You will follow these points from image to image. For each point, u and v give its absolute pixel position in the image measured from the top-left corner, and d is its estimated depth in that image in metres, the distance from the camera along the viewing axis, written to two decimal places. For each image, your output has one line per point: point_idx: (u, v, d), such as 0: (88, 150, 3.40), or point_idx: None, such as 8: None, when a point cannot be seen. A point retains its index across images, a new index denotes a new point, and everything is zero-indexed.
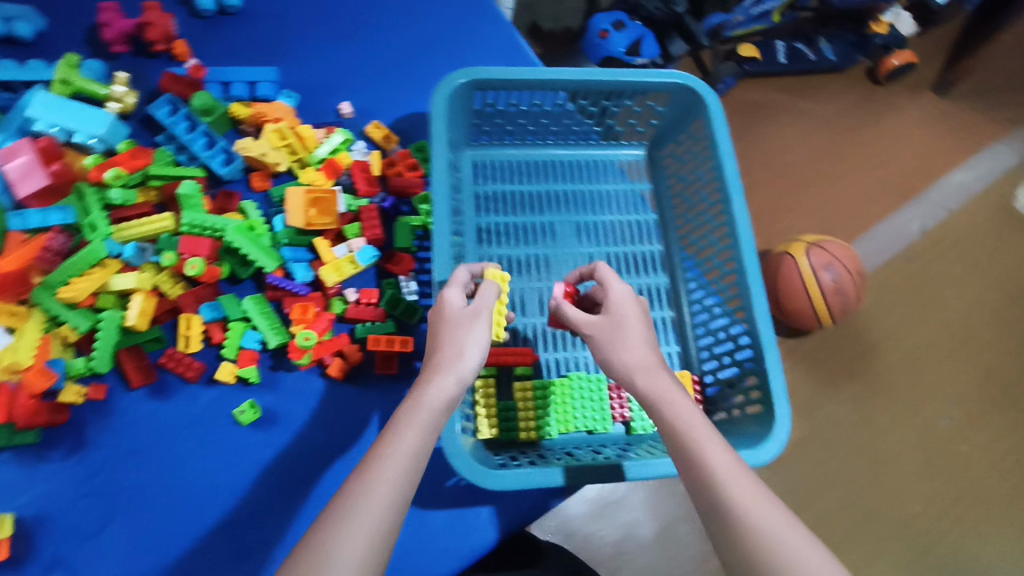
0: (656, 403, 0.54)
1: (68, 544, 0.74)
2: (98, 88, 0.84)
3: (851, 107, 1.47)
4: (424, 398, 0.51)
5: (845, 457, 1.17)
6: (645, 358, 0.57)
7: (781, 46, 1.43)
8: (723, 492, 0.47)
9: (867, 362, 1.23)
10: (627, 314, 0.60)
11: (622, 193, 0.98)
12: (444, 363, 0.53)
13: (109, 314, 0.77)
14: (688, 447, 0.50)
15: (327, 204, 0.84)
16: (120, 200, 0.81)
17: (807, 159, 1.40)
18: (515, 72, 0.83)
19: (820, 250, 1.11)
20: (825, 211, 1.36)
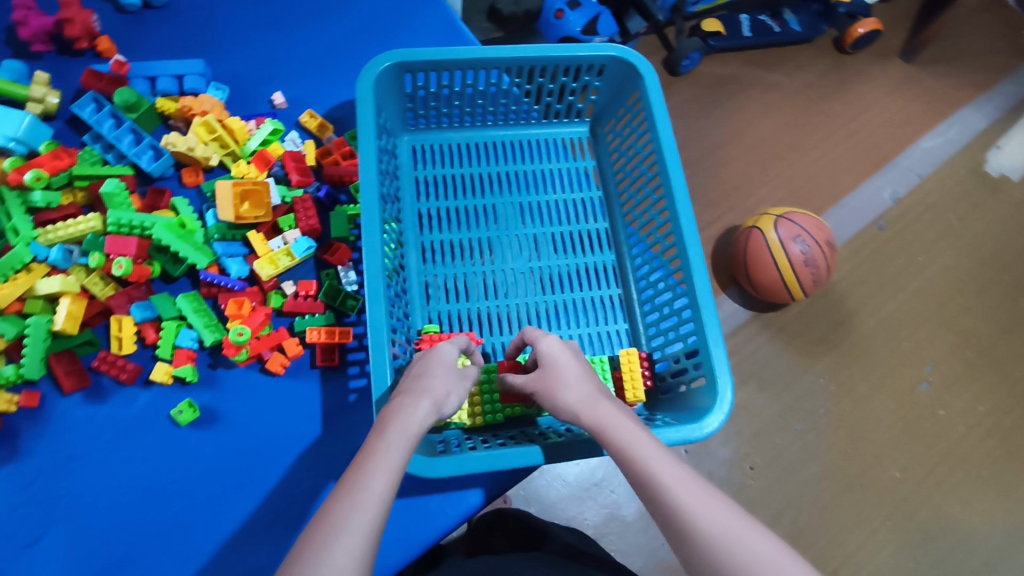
0: (603, 431, 0.52)
1: (6, 553, 0.71)
2: (19, 89, 0.84)
3: (817, 78, 1.46)
4: (407, 415, 0.49)
5: (823, 428, 1.15)
6: (587, 394, 0.55)
7: (745, 20, 1.43)
8: (676, 501, 0.45)
9: (840, 333, 1.22)
10: (560, 359, 0.60)
11: (565, 171, 0.97)
12: (427, 391, 0.52)
13: (36, 320, 0.75)
14: (635, 463, 0.49)
15: (259, 196, 0.82)
16: (42, 202, 0.79)
17: (773, 131, 1.39)
18: (443, 52, 0.81)
19: (788, 223, 1.09)
20: (794, 182, 1.34)
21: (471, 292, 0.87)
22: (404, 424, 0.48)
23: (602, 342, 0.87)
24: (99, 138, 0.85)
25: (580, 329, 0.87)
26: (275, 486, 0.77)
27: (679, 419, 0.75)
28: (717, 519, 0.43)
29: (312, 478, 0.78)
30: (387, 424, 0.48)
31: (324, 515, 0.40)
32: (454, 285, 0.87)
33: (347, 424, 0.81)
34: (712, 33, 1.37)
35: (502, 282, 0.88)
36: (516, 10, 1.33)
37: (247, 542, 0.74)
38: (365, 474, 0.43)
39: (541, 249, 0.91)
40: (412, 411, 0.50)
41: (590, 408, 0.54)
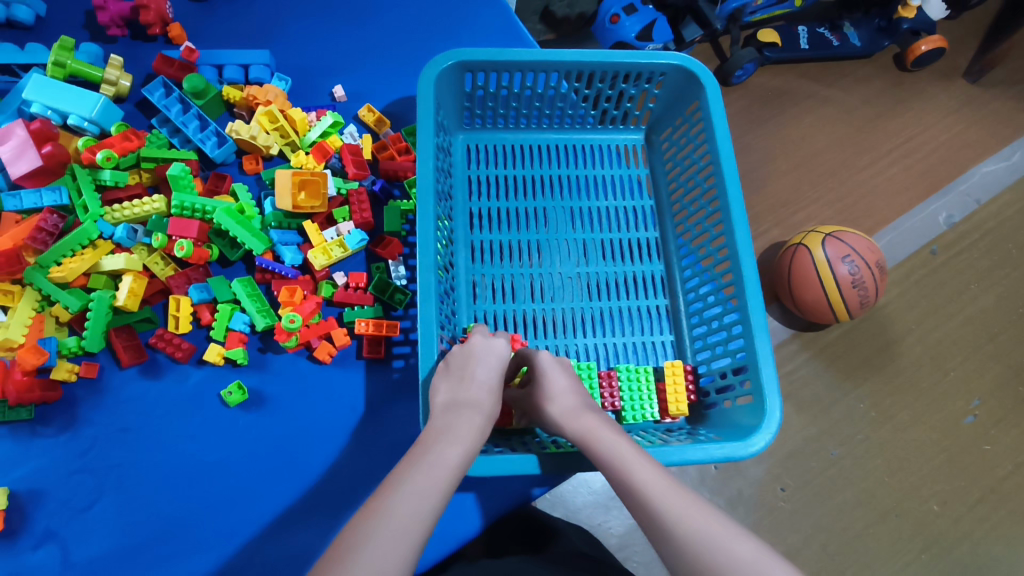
0: (584, 442, 0.57)
1: (60, 517, 0.74)
2: (93, 71, 0.87)
3: (874, 95, 1.42)
4: (461, 424, 0.54)
5: (862, 455, 1.12)
6: (571, 407, 0.61)
7: (803, 32, 1.40)
8: (652, 505, 0.48)
9: (885, 358, 1.18)
10: (550, 373, 0.65)
11: (618, 178, 0.96)
12: (479, 406, 0.56)
13: (99, 295, 0.78)
14: (617, 472, 0.53)
15: (316, 186, 0.84)
16: (112, 181, 0.82)
17: (826, 147, 1.36)
18: (504, 53, 0.82)
19: (837, 241, 1.07)
20: (845, 201, 1.31)
21: (517, 294, 0.87)
22: (459, 435, 0.52)
23: (644, 351, 0.86)
24: (166, 122, 0.89)
25: (624, 338, 0.86)
26: (315, 470, 0.79)
27: (722, 437, 0.74)
28: (690, 521, 0.46)
29: (351, 464, 0.79)
30: (441, 433, 0.52)
31: (375, 514, 0.42)
32: (501, 286, 0.87)
33: (388, 415, 0.82)
34: (767, 44, 1.35)
35: (548, 286, 0.88)
36: (569, 13, 1.33)
37: (286, 522, 0.76)
38: (419, 476, 0.46)
39: (589, 255, 0.90)
40: (468, 424, 0.54)
41: (572, 420, 0.60)
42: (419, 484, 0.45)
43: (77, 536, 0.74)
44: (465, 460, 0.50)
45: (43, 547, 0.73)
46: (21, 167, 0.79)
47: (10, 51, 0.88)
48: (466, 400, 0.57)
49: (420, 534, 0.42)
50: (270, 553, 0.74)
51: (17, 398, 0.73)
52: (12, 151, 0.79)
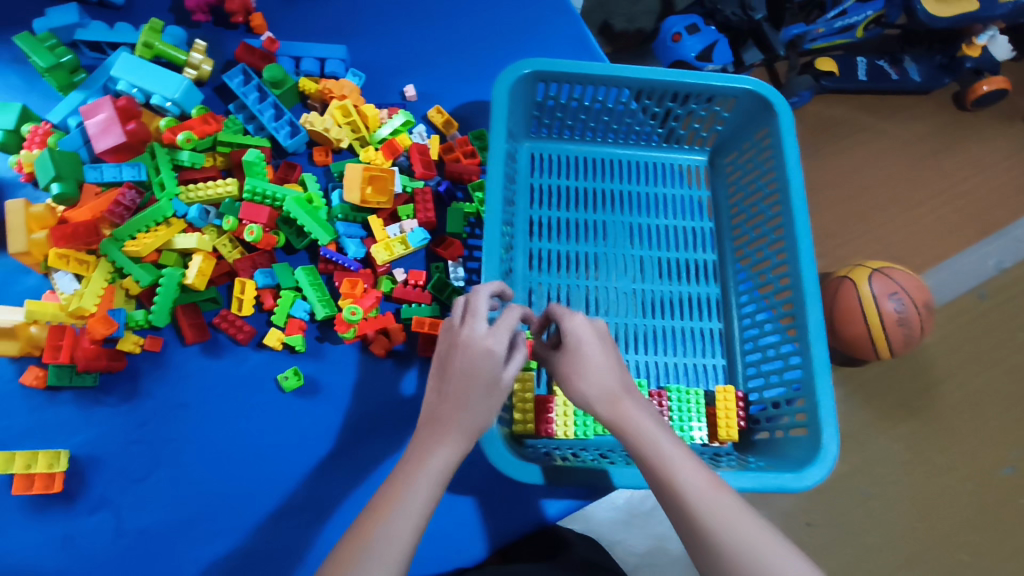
0: (621, 430, 0.53)
1: (116, 485, 0.77)
2: (177, 54, 0.90)
3: (930, 132, 1.39)
4: (436, 451, 0.50)
5: (894, 497, 1.10)
6: (606, 387, 0.55)
7: (862, 63, 1.39)
8: (698, 514, 0.47)
9: (927, 400, 1.16)
10: (583, 341, 0.58)
11: (679, 198, 0.95)
12: (457, 428, 0.51)
13: (170, 271, 0.80)
14: (658, 470, 0.50)
15: (383, 182, 0.85)
16: (189, 162, 0.85)
17: (879, 181, 1.34)
18: (579, 66, 0.82)
19: (884, 278, 1.05)
20: (895, 238, 1.29)
21: (571, 304, 0.87)
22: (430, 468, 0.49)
23: (696, 374, 0.86)
24: (242, 108, 0.91)
25: (676, 358, 0.86)
26: (360, 462, 0.80)
27: (772, 467, 0.74)
28: (738, 536, 0.45)
29: (395, 459, 0.80)
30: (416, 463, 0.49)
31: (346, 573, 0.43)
32: (557, 296, 0.88)
33: None
34: (824, 74, 1.34)
35: (603, 300, 0.88)
36: (628, 27, 1.36)
37: (330, 510, 0.78)
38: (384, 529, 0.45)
39: (646, 272, 0.90)
40: (442, 452, 0.50)
41: (606, 402, 0.55)
42: (383, 540, 0.44)
43: (130, 505, 0.77)
44: (438, 485, 0.48)
45: (99, 512, 0.76)
46: (106, 142, 0.80)
47: (100, 28, 0.91)
48: (445, 418, 0.51)
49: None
50: (312, 539, 0.77)
51: (86, 365, 0.76)
52: (99, 125, 0.81)
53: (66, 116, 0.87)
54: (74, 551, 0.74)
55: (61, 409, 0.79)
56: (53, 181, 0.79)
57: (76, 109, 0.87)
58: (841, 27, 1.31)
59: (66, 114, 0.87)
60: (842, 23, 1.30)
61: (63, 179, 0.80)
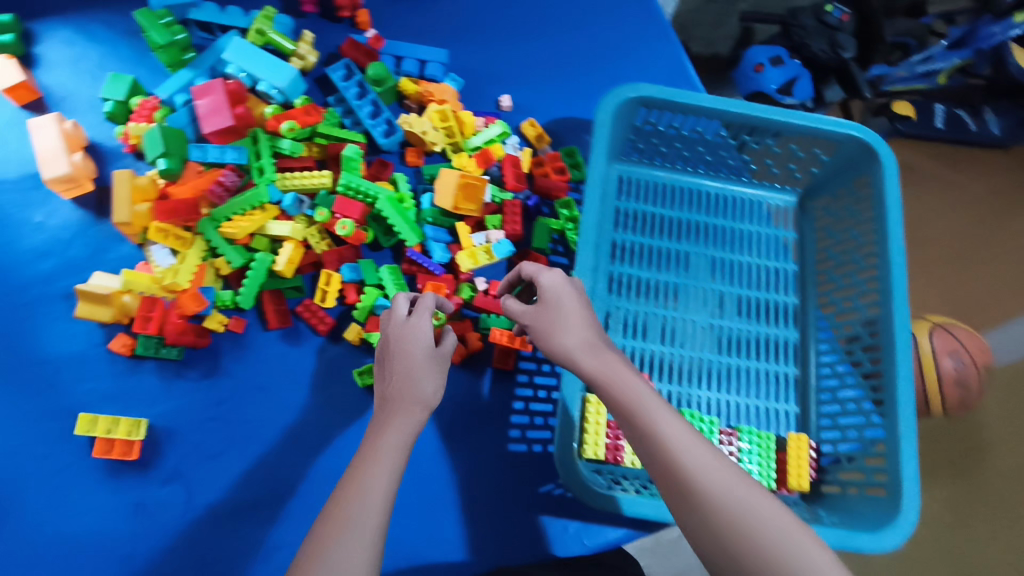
0: (602, 383, 0.53)
1: (189, 459, 0.79)
2: (286, 44, 0.91)
3: (1006, 188, 1.42)
4: (395, 423, 0.54)
5: (936, 558, 1.08)
6: (587, 340, 0.55)
7: (940, 110, 1.40)
8: (679, 462, 0.48)
9: (978, 463, 1.15)
10: (562, 297, 0.58)
11: (765, 237, 0.94)
12: (414, 397, 0.56)
13: (262, 256, 0.82)
14: (639, 421, 0.51)
15: (475, 190, 0.85)
16: (289, 150, 0.86)
17: (944, 232, 1.36)
18: (685, 95, 0.82)
19: (944, 334, 1.02)
20: (953, 294, 1.30)
21: (647, 332, 0.87)
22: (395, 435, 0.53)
23: (768, 418, 0.85)
24: (341, 102, 0.92)
25: (749, 399, 0.86)
26: (422, 467, 0.80)
27: (844, 525, 0.72)
28: (717, 481, 0.47)
29: (458, 467, 0.81)
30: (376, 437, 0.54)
31: (329, 543, 0.46)
32: (634, 322, 0.87)
33: (500, 427, 0.84)
34: (901, 117, 1.37)
35: (679, 331, 0.88)
36: (704, 50, 1.43)
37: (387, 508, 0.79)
38: (355, 498, 0.48)
39: (725, 308, 0.89)
40: (402, 418, 0.55)
41: (586, 355, 0.55)
42: (354, 510, 0.47)
43: (201, 481, 0.79)
44: (403, 450, 0.53)
45: (170, 484, 0.78)
46: (214, 124, 0.82)
47: (213, 11, 0.93)
48: (402, 393, 0.57)
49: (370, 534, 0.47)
50: None
51: (173, 339, 0.78)
52: (209, 106, 0.83)
53: (174, 93, 0.89)
54: (144, 519, 0.76)
55: (143, 378, 0.81)
56: (160, 156, 0.81)
57: (184, 87, 0.89)
58: (925, 73, 1.36)
59: (173, 91, 0.89)
60: (925, 68, 1.35)
61: (171, 156, 0.82)
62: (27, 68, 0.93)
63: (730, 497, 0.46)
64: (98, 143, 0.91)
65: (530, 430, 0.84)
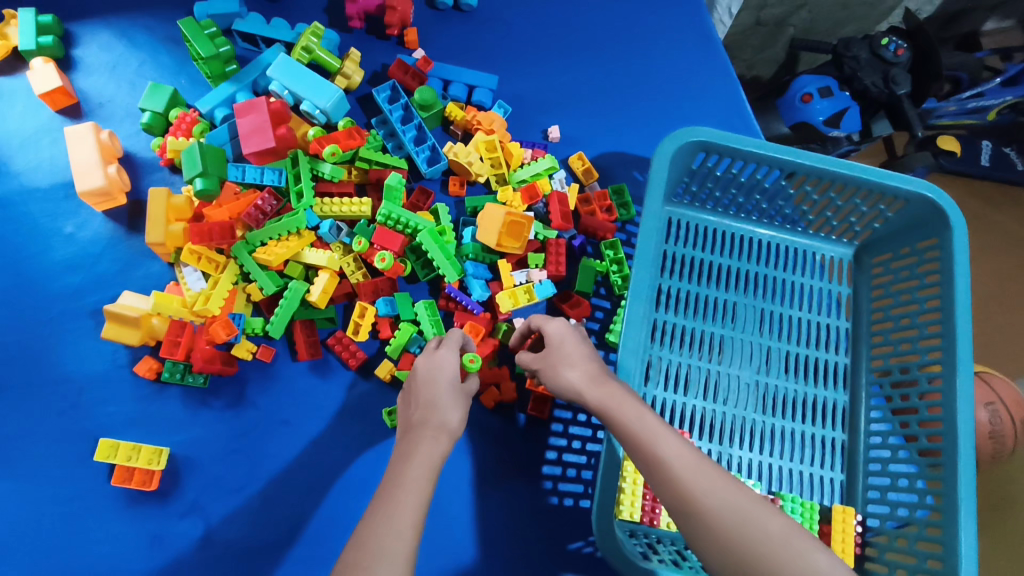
0: (606, 411, 0.57)
1: (209, 493, 0.76)
2: (332, 61, 0.89)
3: None
4: (422, 450, 0.52)
5: None
6: (591, 372, 0.60)
7: (987, 147, 1.38)
8: (681, 479, 0.51)
9: (1001, 516, 1.16)
10: (564, 338, 0.64)
11: (817, 291, 0.90)
12: (441, 425, 0.55)
13: (296, 285, 0.79)
14: (641, 444, 0.54)
15: (519, 229, 0.82)
16: (329, 174, 0.83)
17: (984, 276, 1.37)
18: (747, 142, 0.78)
19: (984, 386, 1.07)
20: (983, 342, 1.32)
21: (687, 386, 0.83)
22: (423, 461, 0.51)
23: (812, 485, 0.82)
24: (384, 124, 0.89)
25: (794, 463, 0.82)
26: (451, 515, 0.77)
27: None
28: (718, 496, 0.50)
29: (488, 517, 0.78)
30: (402, 464, 0.52)
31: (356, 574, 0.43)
32: (675, 374, 0.83)
33: (532, 477, 0.80)
34: (946, 152, 1.30)
35: (723, 386, 0.84)
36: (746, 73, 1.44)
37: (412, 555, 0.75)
38: (382, 527, 0.46)
39: (771, 364, 0.86)
40: (428, 444, 0.53)
41: (591, 387, 0.59)
42: (380, 538, 0.45)
43: (219, 517, 0.75)
44: (431, 476, 0.51)
45: (189, 517, 0.74)
46: (254, 144, 0.80)
47: (258, 23, 0.90)
48: (429, 421, 0.55)
49: (398, 565, 0.44)
50: None
51: (201, 367, 0.75)
52: (251, 125, 0.80)
53: (215, 107, 0.87)
54: (161, 554, 0.73)
55: (167, 404, 0.78)
56: (197, 176, 0.78)
57: (225, 102, 0.87)
58: (974, 108, 1.33)
59: (214, 105, 0.86)
60: (975, 104, 1.31)
61: (208, 176, 0.79)
62: (66, 72, 0.91)
63: (730, 511, 0.49)
64: (133, 154, 0.88)
65: (562, 482, 0.80)
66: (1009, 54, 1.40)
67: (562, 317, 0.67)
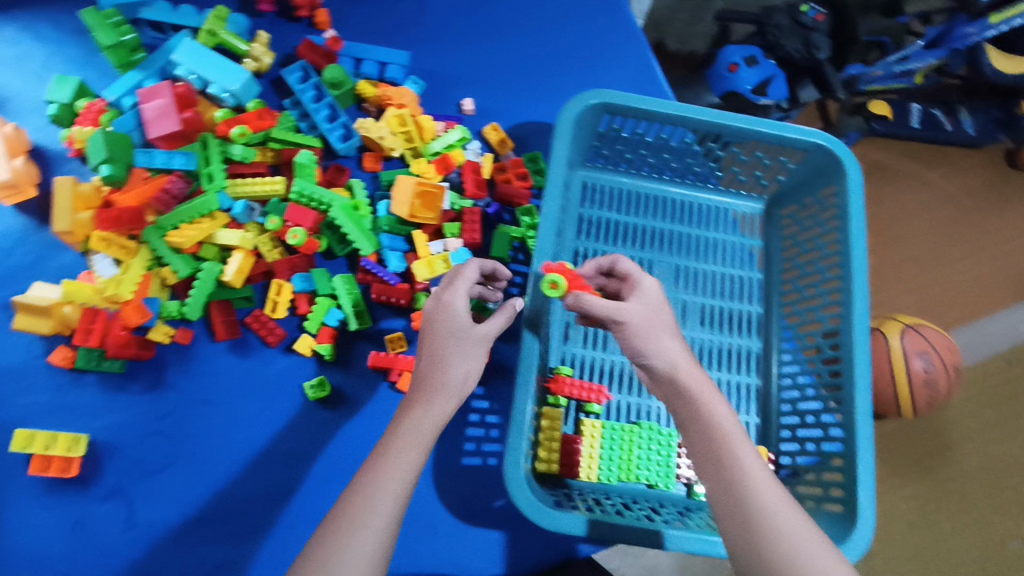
0: (695, 397, 0.53)
1: (131, 476, 0.77)
2: (238, 44, 0.88)
3: (982, 188, 1.39)
4: (421, 417, 0.54)
5: (895, 555, 1.13)
6: (686, 357, 0.55)
7: (917, 109, 1.36)
8: (756, 493, 0.48)
9: (942, 460, 1.17)
10: (665, 315, 0.58)
11: (730, 245, 0.93)
12: (442, 389, 0.56)
13: (209, 266, 0.80)
14: (723, 443, 0.51)
15: (433, 198, 0.83)
16: (240, 156, 0.84)
17: (919, 233, 1.34)
18: (648, 103, 0.80)
19: (916, 335, 1.03)
20: (932, 296, 1.28)
21: (608, 343, 0.86)
22: (417, 427, 0.54)
23: None
24: (298, 105, 0.89)
25: None
26: None
27: None
28: (785, 520, 0.47)
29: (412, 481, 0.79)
30: (400, 428, 0.54)
31: (340, 530, 0.47)
32: (594, 332, 0.86)
33: (455, 440, 0.81)
34: (877, 116, 1.32)
35: None
36: (680, 48, 1.41)
37: None
38: (378, 489, 0.49)
39: (687, 318, 0.88)
40: (426, 410, 0.55)
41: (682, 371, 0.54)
42: (369, 503, 0.49)
43: (144, 497, 0.76)
44: (427, 443, 0.54)
45: (111, 501, 0.75)
46: (160, 128, 0.79)
47: (163, 9, 0.89)
48: (430, 383, 0.56)
49: (383, 526, 0.48)
50: None
51: (115, 352, 0.76)
52: (154, 110, 0.80)
53: (122, 96, 0.86)
54: (83, 538, 0.74)
55: (85, 392, 0.78)
56: (104, 163, 0.78)
57: (132, 90, 0.86)
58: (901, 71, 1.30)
59: (122, 94, 0.85)
60: (901, 67, 1.29)
61: (115, 162, 0.79)
62: None
63: (799, 540, 0.46)
64: (42, 147, 0.87)
65: (486, 443, 0.83)
66: (929, 17, 1.34)
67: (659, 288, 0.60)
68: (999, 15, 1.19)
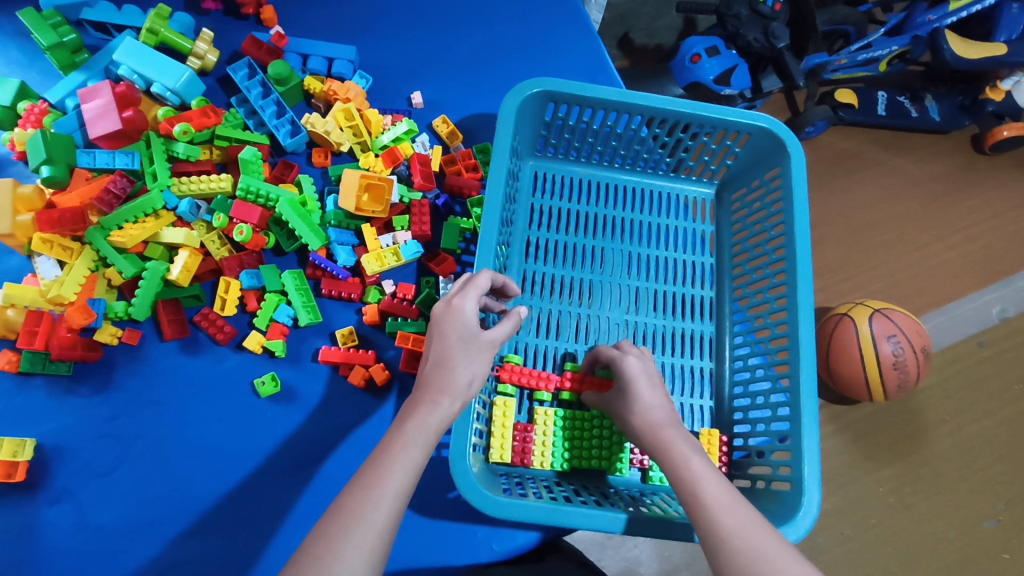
0: (661, 451, 0.56)
1: (80, 478, 0.76)
2: (182, 42, 0.88)
3: (952, 171, 1.39)
4: (423, 416, 0.53)
5: (873, 541, 1.11)
6: (652, 417, 0.59)
7: (882, 97, 1.37)
8: (715, 520, 0.49)
9: (917, 442, 1.17)
10: (635, 381, 0.62)
11: (682, 230, 0.94)
12: (445, 389, 0.55)
13: (154, 265, 0.79)
14: (685, 483, 0.52)
15: (381, 191, 0.82)
16: (184, 154, 0.83)
17: (891, 217, 1.33)
18: (591, 89, 0.80)
19: (885, 319, 1.04)
20: (899, 279, 1.28)
21: (561, 331, 0.86)
22: (420, 424, 0.52)
23: (684, 414, 0.84)
24: (245, 103, 0.89)
25: None
26: (328, 476, 0.79)
27: None
28: (749, 538, 0.47)
29: None
30: (403, 426, 0.52)
31: (340, 524, 0.45)
32: (547, 321, 0.86)
33: None
34: (843, 104, 1.33)
35: (594, 328, 0.87)
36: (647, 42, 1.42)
37: (285, 515, 0.77)
38: (382, 484, 0.48)
39: (640, 304, 0.89)
40: (429, 409, 0.54)
41: (653, 431, 0.58)
42: (372, 498, 0.47)
43: (92, 499, 0.75)
44: (429, 442, 0.52)
45: (59, 504, 0.74)
46: (100, 128, 0.79)
47: (107, 10, 0.89)
48: (434, 382, 0.55)
49: (384, 520, 0.46)
50: (271, 547, 0.75)
51: (59, 354, 0.75)
52: (94, 110, 0.80)
53: (65, 96, 0.85)
54: (30, 543, 0.73)
55: (32, 396, 0.77)
56: (43, 163, 0.77)
57: (75, 90, 0.86)
58: (865, 59, 1.30)
59: (65, 94, 0.85)
60: (865, 55, 1.28)
61: (54, 163, 0.78)
62: None
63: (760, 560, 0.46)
64: None
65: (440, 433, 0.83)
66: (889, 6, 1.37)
67: (637, 357, 0.64)
68: (957, 2, 1.22)
